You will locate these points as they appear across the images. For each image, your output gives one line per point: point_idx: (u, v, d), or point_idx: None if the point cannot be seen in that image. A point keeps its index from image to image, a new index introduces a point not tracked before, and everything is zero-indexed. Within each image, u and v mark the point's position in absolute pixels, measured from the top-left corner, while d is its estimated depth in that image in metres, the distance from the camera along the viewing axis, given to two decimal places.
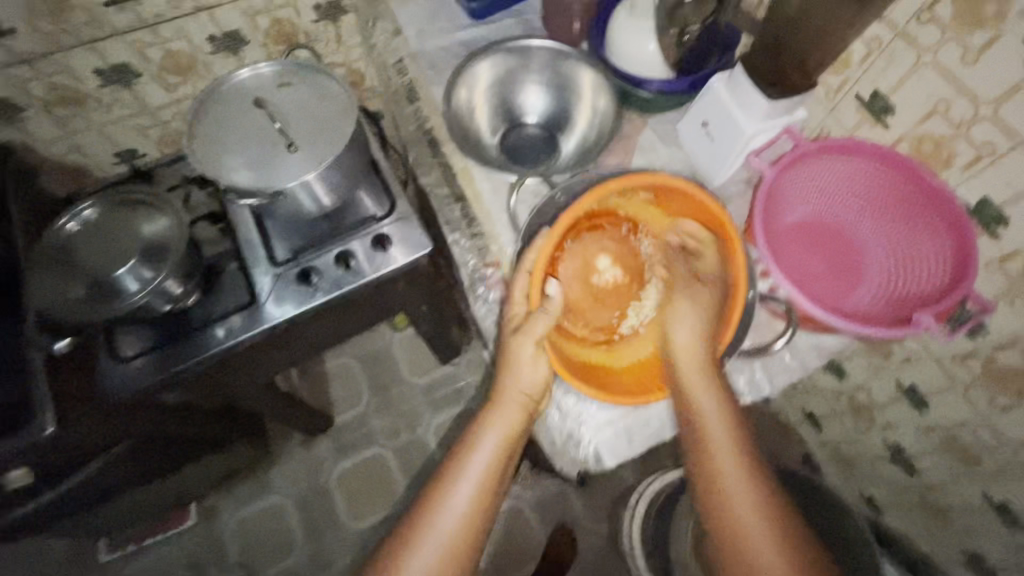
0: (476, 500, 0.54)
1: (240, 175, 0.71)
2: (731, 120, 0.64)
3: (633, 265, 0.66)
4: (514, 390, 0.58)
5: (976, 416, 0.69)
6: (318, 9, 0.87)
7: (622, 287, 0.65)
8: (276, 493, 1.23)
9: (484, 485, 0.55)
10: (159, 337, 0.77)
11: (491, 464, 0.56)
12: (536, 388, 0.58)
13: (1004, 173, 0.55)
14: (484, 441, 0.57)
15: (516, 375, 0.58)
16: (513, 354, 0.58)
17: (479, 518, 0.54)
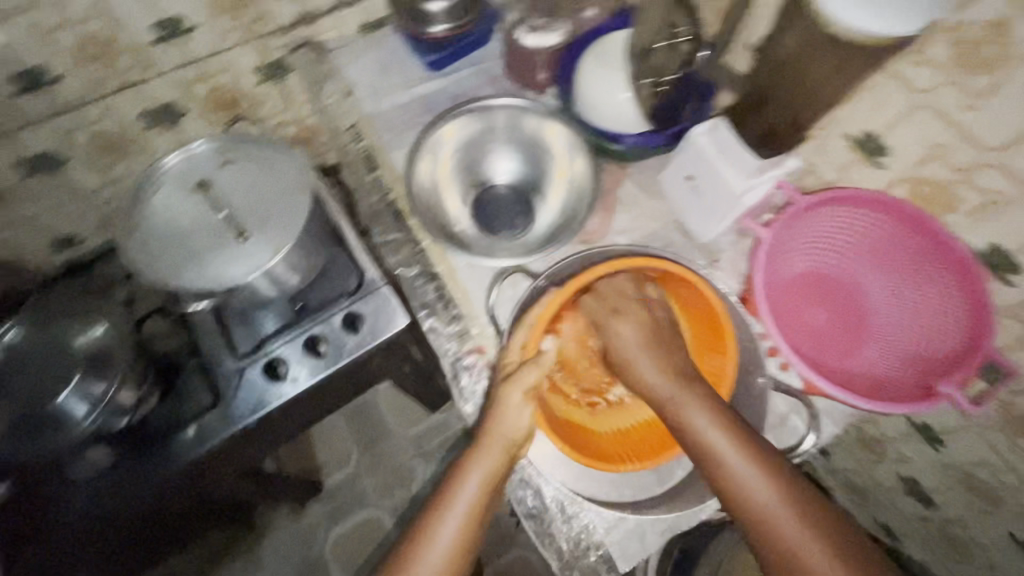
0: (458, 550, 0.48)
1: (189, 275, 0.64)
2: (719, 177, 0.59)
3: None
4: (500, 433, 0.51)
5: (996, 457, 0.65)
6: (258, 71, 0.80)
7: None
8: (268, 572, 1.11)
9: (465, 535, 0.49)
10: (120, 450, 0.69)
11: (473, 514, 0.50)
12: (522, 433, 0.52)
13: (1013, 221, 0.51)
14: (467, 488, 0.50)
15: (504, 419, 0.52)
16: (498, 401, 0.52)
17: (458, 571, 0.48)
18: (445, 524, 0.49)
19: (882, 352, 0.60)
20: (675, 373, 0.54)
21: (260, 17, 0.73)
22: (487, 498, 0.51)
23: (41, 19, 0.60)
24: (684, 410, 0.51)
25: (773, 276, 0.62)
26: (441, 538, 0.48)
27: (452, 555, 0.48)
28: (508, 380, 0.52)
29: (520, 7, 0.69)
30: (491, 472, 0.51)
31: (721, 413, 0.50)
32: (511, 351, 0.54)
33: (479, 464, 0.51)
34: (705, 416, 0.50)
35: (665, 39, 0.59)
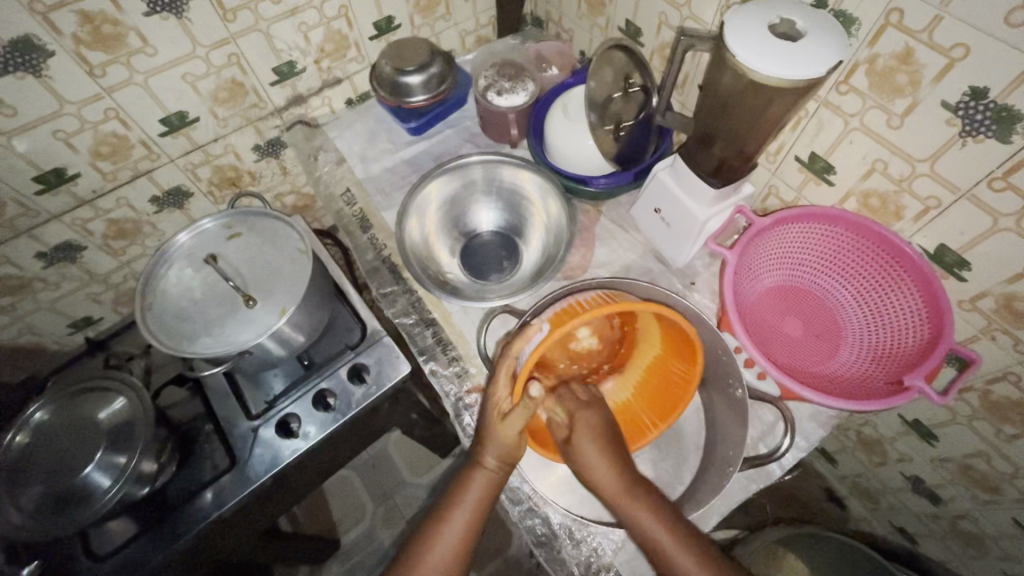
0: (462, 553, 0.52)
1: (202, 343, 0.68)
2: (682, 207, 0.65)
3: (610, 333, 0.64)
4: (493, 458, 0.53)
5: (987, 446, 0.67)
6: (256, 150, 0.88)
7: (597, 353, 0.64)
8: None
9: (467, 539, 0.53)
10: (144, 519, 0.72)
11: (473, 522, 0.53)
12: (510, 456, 0.54)
13: (955, 222, 0.55)
14: (469, 497, 0.53)
15: (495, 442, 0.53)
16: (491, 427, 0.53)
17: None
18: (447, 531, 0.52)
19: (857, 356, 0.63)
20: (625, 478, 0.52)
21: (256, 104, 0.81)
22: (485, 506, 0.54)
23: (63, 125, 0.67)
24: (639, 522, 0.50)
25: (744, 295, 0.66)
26: (445, 543, 0.52)
27: (455, 558, 0.52)
28: (502, 420, 0.53)
29: (489, 74, 0.77)
30: (488, 487, 0.54)
31: (673, 524, 0.50)
32: (497, 393, 0.54)
33: (478, 480, 0.54)
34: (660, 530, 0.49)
35: (620, 90, 0.66)
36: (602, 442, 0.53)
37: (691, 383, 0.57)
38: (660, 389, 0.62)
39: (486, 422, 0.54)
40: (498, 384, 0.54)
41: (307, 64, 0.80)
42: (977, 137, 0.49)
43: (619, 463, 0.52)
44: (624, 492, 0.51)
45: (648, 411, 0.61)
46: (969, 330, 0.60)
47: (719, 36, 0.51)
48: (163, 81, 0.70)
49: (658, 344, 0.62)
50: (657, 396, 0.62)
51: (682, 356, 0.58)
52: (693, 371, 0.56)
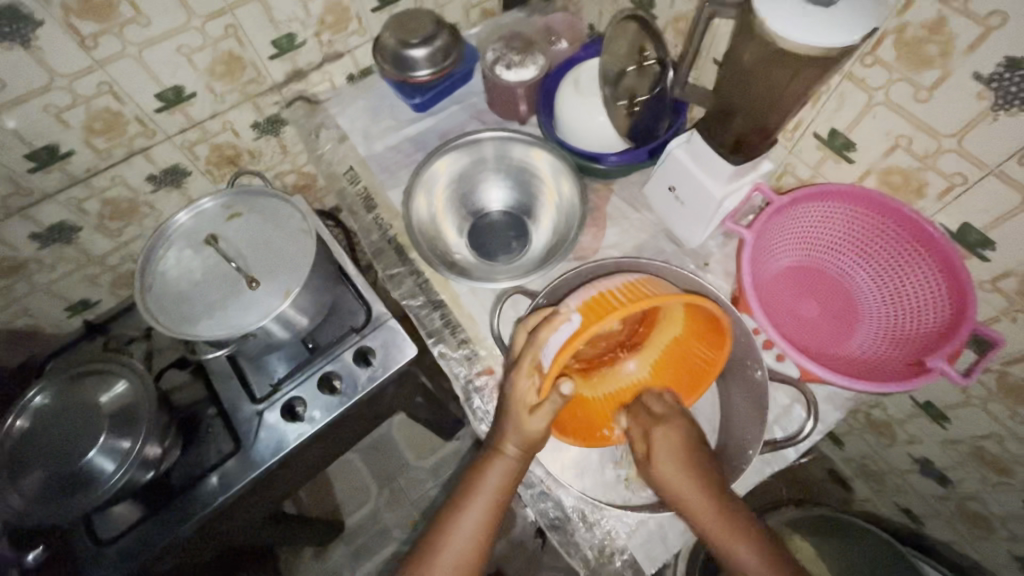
0: (482, 537, 0.52)
1: (205, 327, 0.66)
2: (698, 185, 0.63)
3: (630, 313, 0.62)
4: (513, 444, 0.52)
5: (1001, 427, 0.67)
6: (255, 127, 0.85)
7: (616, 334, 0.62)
8: None
9: (488, 523, 0.52)
10: (149, 503, 0.71)
11: (493, 508, 0.52)
12: (525, 448, 0.52)
13: (980, 200, 0.54)
14: (488, 483, 0.52)
15: (515, 428, 0.52)
16: (512, 411, 0.52)
17: (478, 561, 0.51)
18: (469, 517, 0.52)
19: (872, 335, 0.63)
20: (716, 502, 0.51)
21: (255, 78, 0.78)
22: (503, 494, 0.53)
23: (54, 100, 0.64)
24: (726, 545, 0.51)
25: (761, 274, 0.65)
26: (465, 527, 0.51)
27: (473, 541, 0.51)
28: (526, 414, 0.52)
29: (497, 47, 0.75)
30: (507, 474, 0.53)
31: (733, 512, 0.51)
32: (520, 384, 0.52)
33: (497, 468, 0.53)
34: (749, 547, 0.51)
35: (634, 63, 0.63)
36: (691, 469, 0.52)
37: (714, 368, 0.56)
38: (681, 371, 0.60)
39: (509, 411, 0.53)
40: (519, 377, 0.52)
41: (307, 37, 0.77)
42: (1010, 111, 0.48)
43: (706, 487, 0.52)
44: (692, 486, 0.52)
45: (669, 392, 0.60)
46: (989, 311, 0.59)
47: (742, 4, 0.48)
48: (157, 54, 0.67)
49: (679, 325, 0.60)
50: (678, 380, 0.60)
51: (705, 341, 0.57)
52: (720, 356, 0.55)
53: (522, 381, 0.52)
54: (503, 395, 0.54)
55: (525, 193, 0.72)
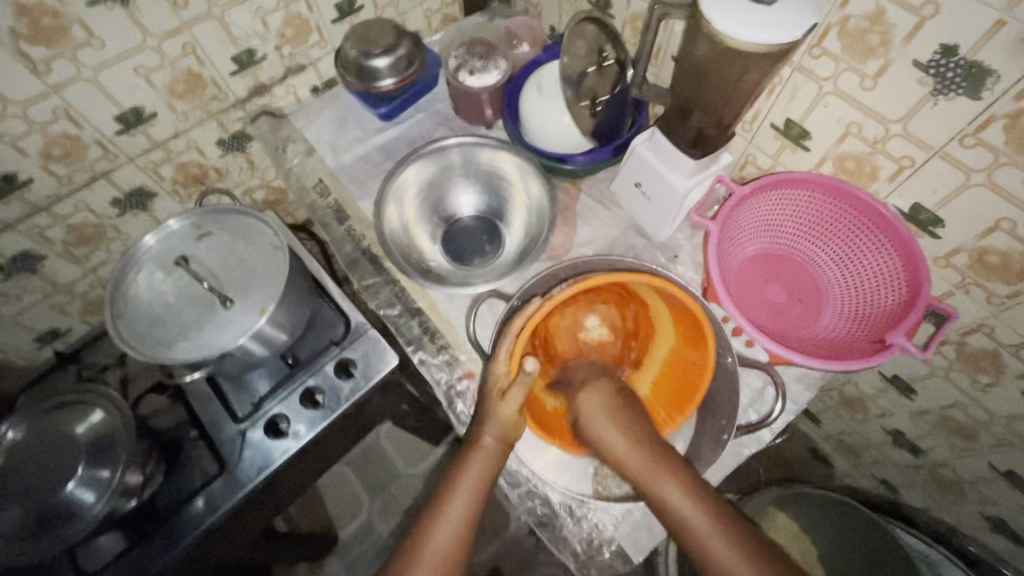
0: (466, 534, 0.52)
1: (183, 349, 0.65)
2: (663, 181, 0.65)
3: (623, 325, 0.67)
4: (488, 433, 0.54)
5: (963, 395, 0.70)
6: (221, 144, 0.84)
7: (610, 344, 0.67)
8: None
9: (471, 518, 0.52)
10: (133, 531, 0.70)
11: (475, 502, 0.53)
12: (503, 435, 0.54)
13: (928, 180, 0.57)
14: (469, 477, 0.53)
15: (491, 418, 0.54)
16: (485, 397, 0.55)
17: (463, 560, 0.51)
18: (449, 512, 0.52)
19: (837, 316, 0.65)
20: (644, 443, 0.51)
21: (216, 95, 0.77)
22: (487, 487, 0.54)
23: (10, 128, 0.63)
24: (659, 491, 0.49)
25: (730, 262, 0.67)
26: (446, 524, 0.51)
27: (459, 536, 0.51)
28: (500, 397, 0.54)
29: (458, 53, 0.75)
30: (488, 467, 0.54)
31: (697, 491, 0.49)
32: (496, 370, 0.55)
33: (477, 460, 0.54)
34: (685, 498, 0.48)
35: (594, 64, 0.64)
36: (622, 416, 0.53)
37: (704, 374, 0.55)
38: (676, 376, 0.61)
39: (486, 399, 0.55)
40: (497, 362, 0.55)
41: (267, 51, 0.77)
42: (949, 95, 0.50)
43: (630, 425, 0.53)
44: (644, 460, 0.50)
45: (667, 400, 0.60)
46: (944, 286, 0.63)
47: (692, 3, 0.50)
48: (114, 75, 0.66)
49: (671, 333, 0.62)
50: (674, 390, 0.60)
51: (693, 343, 0.58)
52: (706, 355, 0.55)
53: (499, 370, 0.55)
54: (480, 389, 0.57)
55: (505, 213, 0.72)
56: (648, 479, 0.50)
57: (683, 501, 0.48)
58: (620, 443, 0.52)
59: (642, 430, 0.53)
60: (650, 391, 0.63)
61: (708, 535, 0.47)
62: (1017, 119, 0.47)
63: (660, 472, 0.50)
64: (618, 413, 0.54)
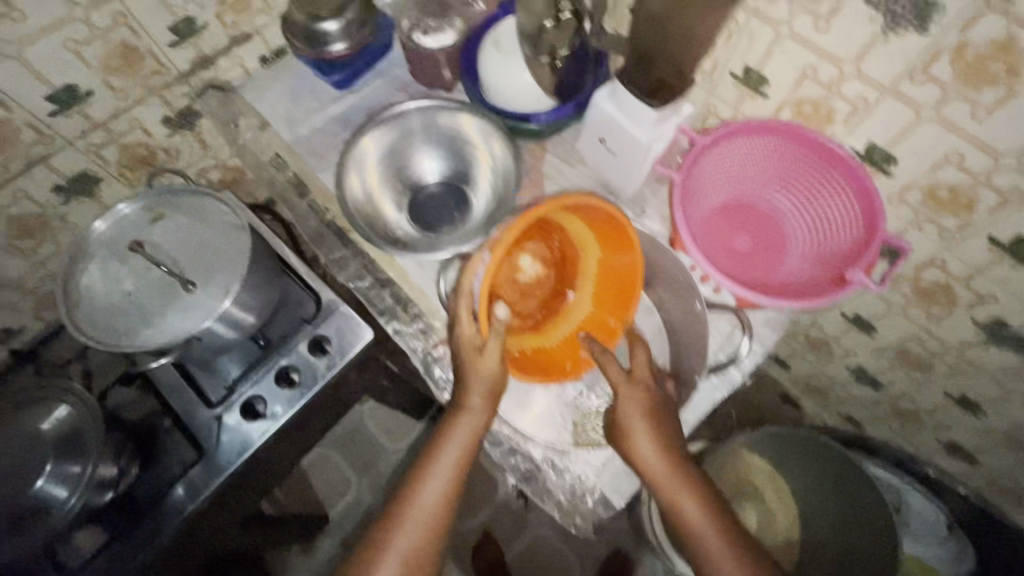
0: (452, 489, 0.55)
1: (146, 335, 0.63)
2: (627, 134, 0.64)
3: (550, 257, 0.65)
4: (473, 390, 0.54)
5: (920, 328, 0.73)
6: (167, 122, 0.80)
7: (545, 281, 0.64)
8: None
9: (457, 475, 0.55)
10: (113, 525, 0.69)
11: (461, 462, 0.55)
12: (487, 396, 0.54)
13: (882, 119, 0.58)
14: (455, 439, 0.55)
15: (476, 372, 0.54)
16: (461, 359, 0.55)
17: (447, 512, 0.55)
18: (434, 471, 0.54)
19: (801, 259, 0.67)
20: (671, 460, 0.54)
21: (156, 70, 0.73)
22: (472, 447, 0.55)
23: None
24: (675, 505, 0.54)
25: (695, 213, 0.67)
26: (432, 484, 0.54)
27: (445, 492, 0.54)
28: (479, 354, 0.54)
29: (411, 14, 0.73)
30: (474, 429, 0.55)
31: (707, 504, 0.54)
32: (463, 333, 0.54)
33: (462, 424, 0.55)
34: (699, 510, 0.54)
35: (552, 17, 0.61)
36: (656, 429, 0.55)
37: (636, 274, 0.58)
38: (612, 282, 0.61)
39: (464, 362, 0.54)
40: (460, 326, 0.55)
41: (207, 19, 0.72)
42: (899, 32, 0.51)
43: (666, 444, 0.54)
44: (669, 475, 0.54)
45: (614, 305, 0.61)
46: (898, 223, 0.65)
47: None
48: (40, 51, 0.61)
49: (594, 243, 0.62)
50: (614, 297, 0.61)
51: (619, 250, 0.59)
52: (635, 258, 0.57)
53: (463, 329, 0.55)
54: (454, 349, 0.56)
55: (451, 160, 0.71)
56: (668, 494, 0.54)
57: (697, 514, 0.54)
58: (652, 459, 0.54)
59: (675, 443, 0.55)
60: (593, 307, 0.63)
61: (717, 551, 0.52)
62: (962, 52, 0.48)
63: (688, 492, 0.54)
64: (657, 428, 0.55)
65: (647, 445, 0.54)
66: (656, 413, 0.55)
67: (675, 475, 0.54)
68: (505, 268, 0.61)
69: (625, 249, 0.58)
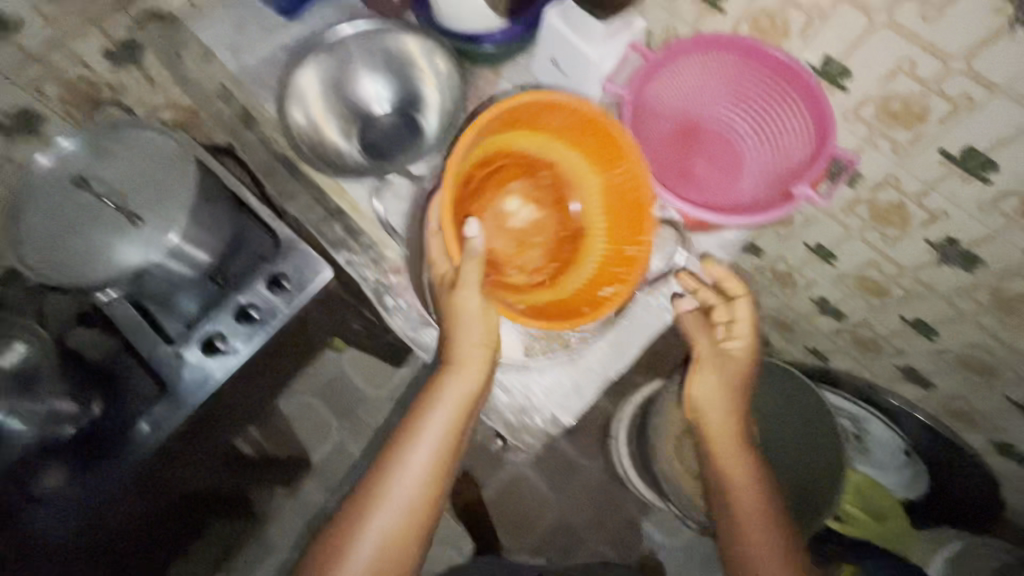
0: (451, 436, 0.56)
1: (95, 270, 0.62)
2: (576, 52, 0.63)
3: (543, 198, 0.64)
4: (467, 341, 0.54)
5: (876, 252, 0.73)
6: (109, 55, 0.78)
7: (543, 225, 0.63)
8: (277, 550, 1.13)
9: (457, 422, 0.56)
10: (78, 458, 0.70)
11: (457, 409, 0.56)
12: (483, 337, 0.55)
13: (836, 28, 0.56)
14: (452, 386, 0.55)
15: (462, 314, 0.53)
16: (453, 309, 0.53)
17: (447, 456, 0.56)
18: (433, 419, 0.55)
19: (756, 180, 0.65)
20: (738, 435, 0.62)
21: None
22: (472, 395, 0.56)
23: None
24: (724, 472, 0.61)
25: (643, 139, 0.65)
26: (432, 430, 0.55)
27: (441, 437, 0.56)
28: (453, 288, 0.53)
29: None
30: (474, 376, 0.55)
31: (758, 485, 0.61)
32: (440, 269, 0.55)
33: (458, 370, 0.55)
34: (749, 489, 0.60)
35: None
36: (728, 401, 0.62)
37: (642, 181, 0.56)
38: (621, 212, 0.60)
39: (443, 296, 0.54)
40: (438, 264, 0.55)
41: None
42: None
43: (736, 422, 0.62)
44: (732, 446, 0.61)
45: (627, 229, 0.59)
46: (854, 142, 0.64)
47: None
48: None
49: (594, 174, 0.61)
50: (622, 218, 0.60)
51: (609, 160, 0.59)
52: (631, 155, 0.56)
53: (439, 266, 0.55)
54: (438, 286, 0.55)
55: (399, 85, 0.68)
56: (723, 466, 0.61)
57: (743, 489, 0.60)
58: (722, 425, 0.61)
59: (744, 425, 0.62)
60: (606, 241, 0.61)
61: (745, 521, 0.59)
62: None
63: (745, 468, 0.61)
64: (732, 399, 0.62)
65: (722, 409, 0.61)
66: (729, 388, 0.62)
67: (742, 448, 0.61)
68: (491, 214, 0.61)
69: (616, 156, 0.58)
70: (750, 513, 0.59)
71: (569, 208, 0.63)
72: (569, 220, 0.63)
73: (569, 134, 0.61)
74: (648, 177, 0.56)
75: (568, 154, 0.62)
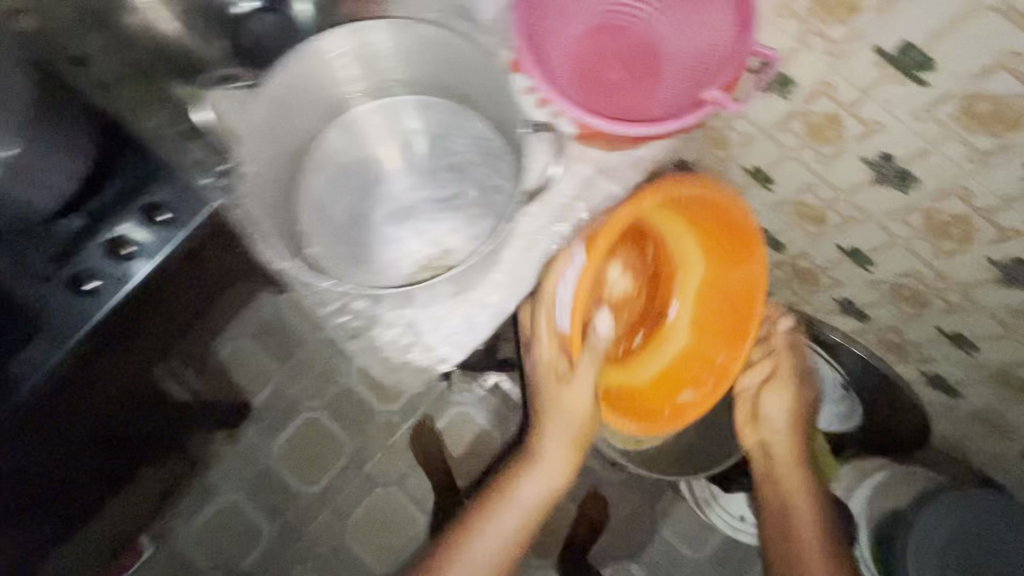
0: (545, 503, 0.60)
1: None
2: None
3: (642, 267, 0.71)
4: (560, 411, 0.58)
5: (922, 264, 0.68)
6: None
7: (632, 295, 0.72)
8: (220, 496, 1.11)
9: (550, 494, 0.60)
10: None
11: (547, 481, 0.60)
12: (585, 408, 0.58)
13: (923, 10, 0.47)
14: (543, 454, 0.59)
15: (564, 400, 0.57)
16: (555, 394, 0.57)
17: (534, 520, 0.60)
18: (523, 483, 0.60)
19: None
20: (797, 454, 0.69)
21: None
22: (566, 471, 0.60)
23: None
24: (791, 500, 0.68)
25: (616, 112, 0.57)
26: (520, 497, 0.59)
27: (530, 502, 0.60)
28: (563, 382, 0.57)
29: None
30: (563, 445, 0.59)
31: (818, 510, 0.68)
32: (546, 355, 0.57)
33: (552, 445, 0.59)
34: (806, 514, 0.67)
35: None
36: (795, 424, 0.70)
37: (756, 282, 0.60)
38: (720, 304, 0.67)
39: (546, 385, 0.58)
40: (542, 349, 0.58)
41: None
42: None
43: (798, 442, 0.70)
44: (798, 463, 0.69)
45: (726, 337, 0.66)
46: (919, 145, 0.57)
47: None
48: None
49: (703, 271, 0.68)
50: (716, 331, 0.67)
51: (733, 263, 0.63)
52: (753, 267, 0.60)
53: (546, 353, 0.58)
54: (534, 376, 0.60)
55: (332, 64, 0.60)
56: (797, 477, 0.69)
57: (807, 516, 0.67)
58: (786, 444, 0.69)
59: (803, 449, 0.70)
60: (689, 339, 0.70)
61: (808, 533, 0.66)
62: None
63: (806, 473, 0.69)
64: (792, 425, 0.70)
65: (779, 428, 0.69)
66: (794, 410, 0.70)
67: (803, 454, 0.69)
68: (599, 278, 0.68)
69: (743, 260, 0.61)
70: (802, 532, 0.66)
71: (665, 311, 0.72)
72: (666, 291, 0.72)
73: (687, 218, 0.66)
74: (762, 282, 0.60)
75: (682, 240, 0.69)
